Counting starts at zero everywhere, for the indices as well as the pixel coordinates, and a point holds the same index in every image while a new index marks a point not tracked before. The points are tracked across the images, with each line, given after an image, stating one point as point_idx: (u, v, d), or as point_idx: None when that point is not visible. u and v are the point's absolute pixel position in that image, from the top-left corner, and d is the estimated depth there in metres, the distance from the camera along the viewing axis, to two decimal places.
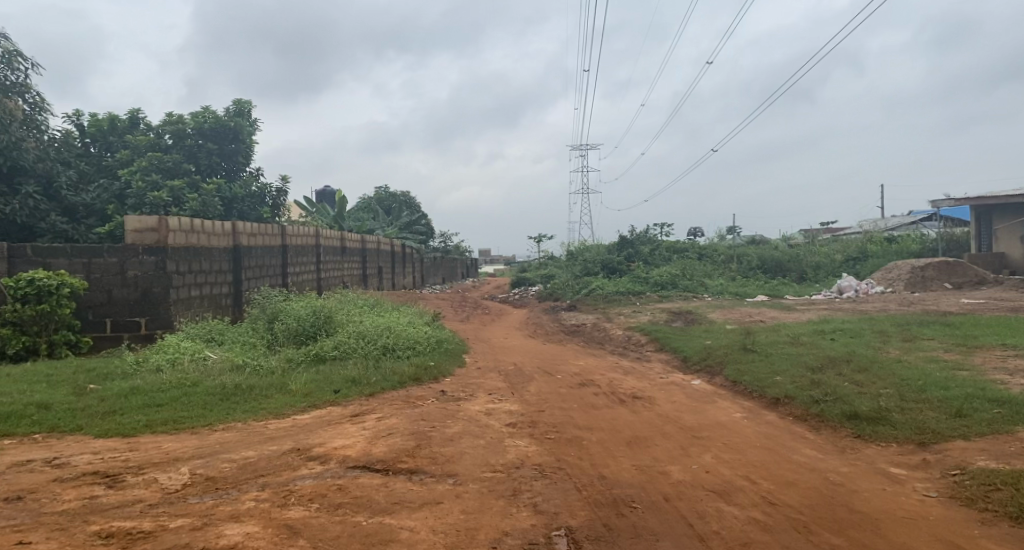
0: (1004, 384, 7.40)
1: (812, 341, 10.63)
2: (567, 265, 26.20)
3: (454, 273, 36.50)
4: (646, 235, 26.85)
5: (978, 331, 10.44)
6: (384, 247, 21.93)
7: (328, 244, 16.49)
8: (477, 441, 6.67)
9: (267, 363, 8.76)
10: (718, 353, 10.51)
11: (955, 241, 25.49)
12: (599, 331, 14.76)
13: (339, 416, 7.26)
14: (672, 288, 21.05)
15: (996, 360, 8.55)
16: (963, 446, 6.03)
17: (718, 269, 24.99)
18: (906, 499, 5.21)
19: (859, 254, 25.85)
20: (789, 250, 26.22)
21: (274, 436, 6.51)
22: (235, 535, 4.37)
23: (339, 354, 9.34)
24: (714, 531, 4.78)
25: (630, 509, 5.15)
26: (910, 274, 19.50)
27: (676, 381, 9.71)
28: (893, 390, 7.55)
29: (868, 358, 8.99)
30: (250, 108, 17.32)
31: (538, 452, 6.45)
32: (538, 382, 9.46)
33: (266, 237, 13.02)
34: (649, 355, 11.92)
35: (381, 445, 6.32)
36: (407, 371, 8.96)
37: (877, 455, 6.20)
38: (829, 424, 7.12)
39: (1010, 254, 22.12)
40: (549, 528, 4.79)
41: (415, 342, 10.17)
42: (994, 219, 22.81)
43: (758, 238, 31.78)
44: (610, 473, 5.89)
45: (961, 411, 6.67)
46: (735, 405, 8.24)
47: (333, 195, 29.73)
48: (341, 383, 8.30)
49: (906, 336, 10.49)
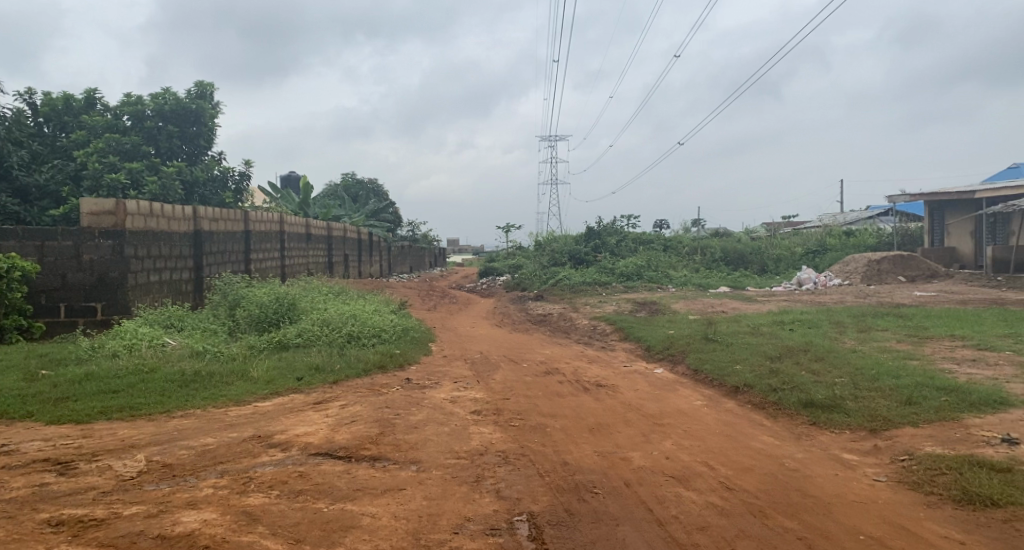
0: (952, 373, 7.66)
1: (772, 332, 10.85)
2: (534, 256, 26.30)
3: (422, 262, 36.34)
4: (613, 226, 27.07)
5: (929, 323, 10.77)
6: (350, 236, 21.70)
7: (293, 230, 16.25)
8: (441, 428, 6.69)
9: (228, 349, 8.63)
10: (680, 343, 10.68)
11: (909, 236, 26.26)
12: (566, 320, 14.87)
13: (301, 404, 7.20)
14: (637, 279, 21.27)
15: (946, 350, 8.84)
16: (912, 432, 6.23)
17: (682, 261, 25.35)
18: (857, 483, 5.39)
19: (818, 248, 26.38)
20: (752, 243, 26.71)
21: (234, 423, 6.43)
22: (192, 522, 4.31)
23: (302, 342, 9.25)
24: (673, 515, 4.88)
25: (592, 494, 5.23)
26: (867, 267, 20.04)
27: (639, 370, 9.84)
28: (848, 379, 7.77)
29: (825, 349, 9.22)
30: (213, 90, 16.89)
31: (502, 439, 6.48)
32: (503, 370, 9.49)
33: (228, 222, 12.78)
34: (614, 344, 12.06)
35: (344, 432, 6.30)
36: (372, 359, 8.93)
37: (831, 441, 6.39)
38: (787, 412, 7.29)
39: (961, 249, 22.82)
40: (511, 513, 4.84)
41: (382, 329, 10.12)
42: (946, 215, 23.55)
43: (721, 232, 32.21)
44: (574, 460, 5.96)
45: (910, 399, 6.89)
46: (696, 394, 8.39)
47: (298, 181, 29.38)
48: (304, 371, 8.23)
49: (861, 327, 10.78)
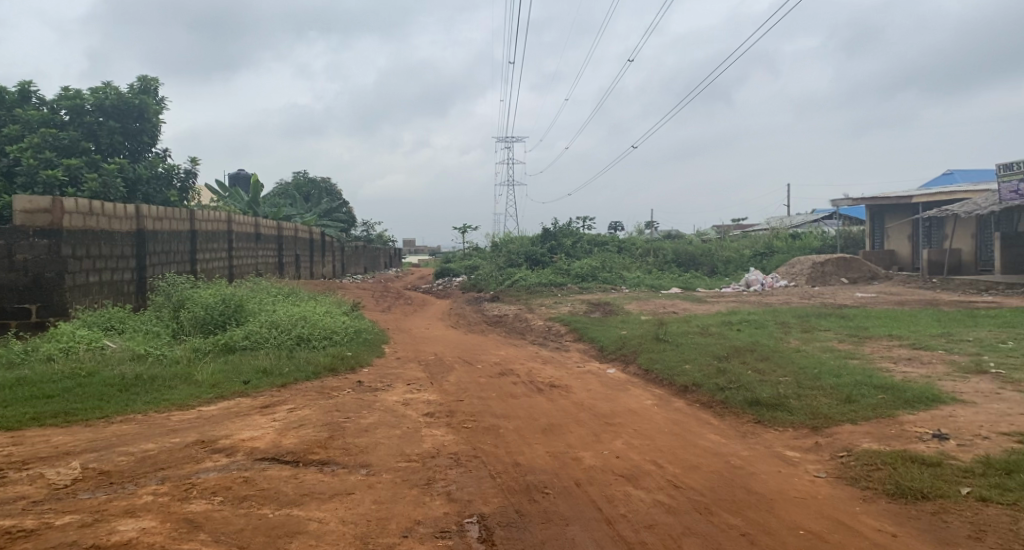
0: (888, 372, 7.95)
1: (720, 332, 11.08)
2: (491, 256, 26.33)
3: (377, 263, 35.98)
4: (569, 228, 27.27)
5: (868, 323, 11.15)
6: (302, 235, 21.34)
7: (241, 230, 15.89)
8: (392, 431, 6.63)
9: (171, 352, 8.39)
10: (632, 343, 10.83)
11: (852, 239, 27.15)
12: (520, 321, 14.92)
13: (248, 408, 7.05)
14: (591, 280, 21.48)
15: (884, 349, 9.18)
16: (851, 430, 6.44)
17: (636, 262, 25.70)
18: (798, 479, 5.55)
19: (766, 250, 26.99)
20: (703, 245, 27.25)
21: (177, 428, 6.26)
22: (129, 531, 4.19)
23: (250, 345, 9.06)
24: (622, 514, 4.94)
25: (542, 495, 5.26)
26: (812, 269, 20.62)
27: (592, 370, 9.94)
28: (791, 378, 7.99)
29: (770, 348, 9.47)
30: (157, 85, 16.39)
31: (455, 441, 6.46)
32: (457, 372, 9.46)
33: (173, 221, 12.42)
34: (568, 345, 12.15)
35: (292, 436, 6.20)
36: (322, 361, 8.80)
37: (774, 439, 6.57)
38: (733, 411, 7.47)
39: (899, 252, 23.67)
40: (461, 515, 4.83)
41: (332, 331, 9.98)
42: (885, 218, 24.45)
43: (673, 234, 32.79)
44: (525, 460, 5.99)
45: (850, 397, 7.13)
46: (647, 393, 8.52)
47: (248, 179, 28.78)
48: (251, 374, 8.06)
49: (805, 327, 11.09)
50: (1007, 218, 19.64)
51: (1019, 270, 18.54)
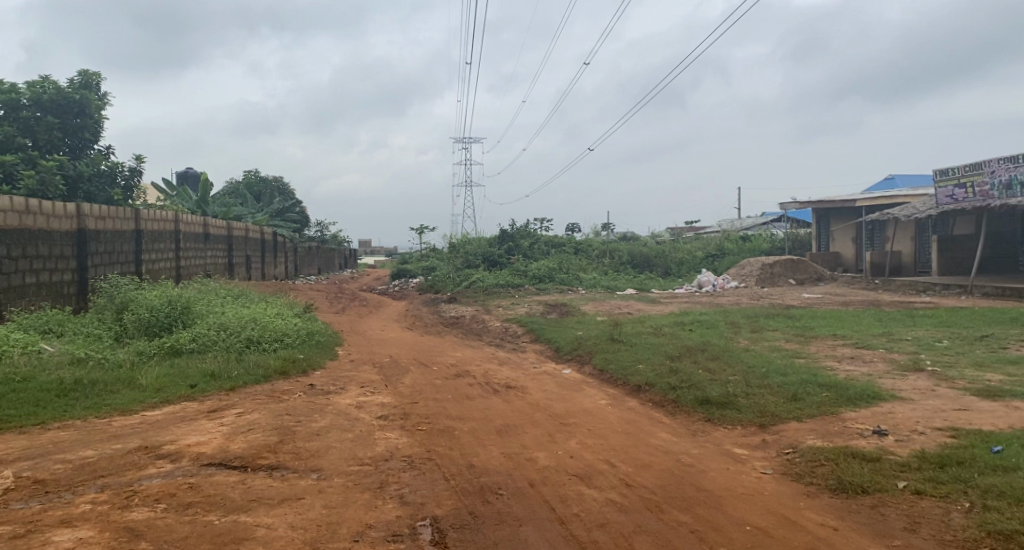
0: (832, 370, 8.20)
1: (673, 332, 11.27)
2: (448, 257, 26.25)
3: (331, 264, 35.47)
4: (526, 229, 27.33)
5: (814, 323, 11.49)
6: (253, 236, 20.90)
7: (189, 229, 15.48)
8: (345, 434, 6.55)
9: (113, 355, 8.11)
10: (587, 344, 10.92)
11: (799, 241, 27.96)
12: (477, 322, 14.92)
13: (194, 412, 6.87)
14: (548, 281, 21.59)
15: (828, 348, 9.47)
16: (796, 426, 6.62)
17: (592, 263, 25.93)
18: (746, 476, 5.68)
19: (718, 251, 27.53)
20: (657, 247, 27.67)
21: (118, 433, 6.06)
22: (64, 542, 4.04)
23: (197, 348, 8.83)
24: (575, 513, 4.98)
25: (496, 496, 5.26)
26: (761, 270, 21.11)
27: (548, 371, 9.99)
28: (740, 377, 8.17)
29: (721, 348, 9.68)
30: (99, 80, 15.84)
31: (408, 444, 6.42)
32: (412, 374, 9.39)
33: (116, 220, 12.03)
34: (524, 346, 12.20)
35: (240, 441, 6.07)
36: (272, 364, 8.63)
37: (724, 437, 6.71)
38: (684, 409, 7.60)
39: (844, 254, 24.43)
40: (414, 518, 4.80)
41: (284, 334, 9.80)
42: (831, 221, 25.22)
43: (629, 236, 33.22)
44: (479, 462, 5.98)
45: (795, 395, 7.32)
46: (601, 393, 8.60)
47: (197, 177, 28.06)
48: (198, 378, 7.86)
49: (754, 327, 11.36)
50: (943, 222, 20.45)
51: (954, 271, 19.31)
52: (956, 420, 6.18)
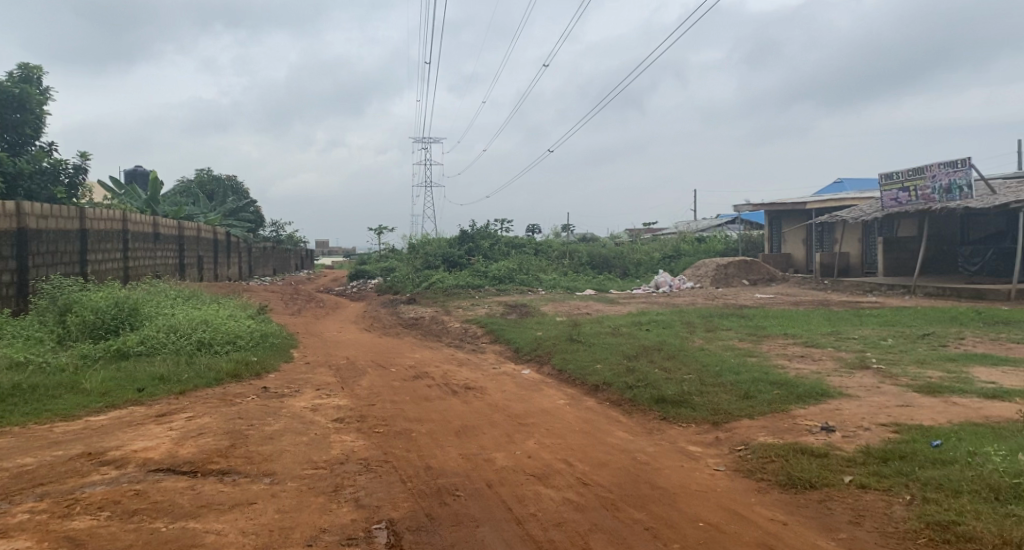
0: (783, 368, 8.41)
1: (631, 332, 11.39)
2: (407, 258, 26.06)
3: (287, 264, 34.83)
4: (486, 230, 27.27)
5: (766, 323, 11.76)
6: (205, 236, 20.41)
7: (138, 229, 15.03)
8: (299, 438, 6.44)
9: (55, 359, 7.82)
10: (547, 344, 10.96)
11: (753, 243, 28.57)
12: (437, 323, 14.84)
13: (142, 417, 6.67)
14: (508, 282, 21.59)
15: (780, 347, 9.70)
16: (748, 424, 6.76)
17: (552, 264, 26.05)
18: (699, 473, 5.78)
19: (674, 252, 27.93)
20: (616, 248, 27.95)
21: (60, 440, 5.85)
22: None
23: (145, 351, 8.58)
24: (532, 513, 4.99)
25: (453, 498, 5.24)
26: (715, 271, 21.50)
27: (507, 371, 9.99)
28: (695, 375, 8.31)
29: (676, 347, 9.82)
30: (40, 74, 15.25)
31: (365, 447, 6.34)
32: (369, 376, 9.29)
33: (59, 219, 11.61)
34: (483, 346, 12.19)
35: (190, 446, 5.91)
36: (224, 367, 8.44)
37: (678, 435, 6.81)
38: (641, 408, 7.70)
39: (794, 255, 25.06)
40: (369, 521, 4.75)
41: (237, 336, 9.60)
42: (783, 223, 25.83)
43: (588, 237, 33.47)
44: (437, 464, 5.94)
45: (747, 393, 7.48)
46: (559, 393, 8.64)
47: (146, 175, 27.26)
48: (146, 381, 7.64)
49: (709, 327, 11.56)
50: (888, 224, 21.15)
51: (898, 272, 19.99)
52: (899, 416, 6.41)
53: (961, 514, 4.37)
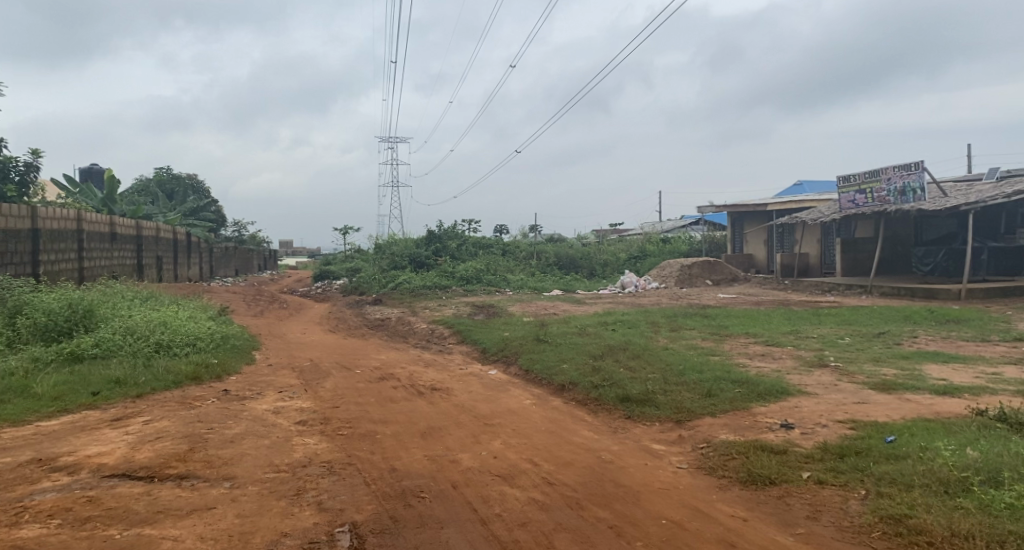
0: (745, 367, 8.55)
1: (597, 332, 11.46)
2: (373, 259, 25.81)
3: (249, 265, 34.21)
4: (453, 231, 27.16)
5: (729, 322, 11.94)
6: (164, 236, 19.94)
7: (93, 229, 14.63)
8: (261, 441, 6.34)
9: (5, 363, 7.56)
10: (513, 344, 10.96)
11: (716, 244, 28.98)
12: (403, 324, 14.73)
13: (96, 421, 6.49)
14: (475, 283, 21.53)
15: (741, 346, 9.86)
16: (710, 422, 6.86)
17: (519, 265, 26.06)
18: (663, 471, 5.85)
19: (640, 253, 28.19)
20: (583, 249, 28.09)
21: (8, 446, 5.65)
22: None
23: (100, 354, 8.35)
24: (496, 513, 4.99)
25: (418, 499, 5.21)
26: (680, 271, 21.76)
27: (474, 372, 9.97)
28: (660, 374, 8.40)
29: (641, 347, 9.92)
30: None
31: (328, 449, 6.27)
32: (334, 378, 9.18)
33: (9, 218, 11.23)
34: (450, 347, 12.14)
35: (147, 450, 5.77)
36: (184, 369, 8.26)
37: (642, 433, 6.88)
38: (606, 407, 7.75)
39: (755, 255, 25.46)
40: (332, 525, 4.69)
41: (197, 338, 9.40)
42: (745, 225, 26.25)
43: (555, 237, 33.53)
44: (401, 465, 5.90)
45: (710, 391, 7.59)
46: (526, 393, 8.66)
47: (102, 174, 26.53)
48: (101, 385, 7.44)
49: (673, 326, 11.70)
50: (846, 226, 21.66)
51: (855, 272, 20.49)
52: (855, 413, 6.56)
53: (912, 507, 4.50)
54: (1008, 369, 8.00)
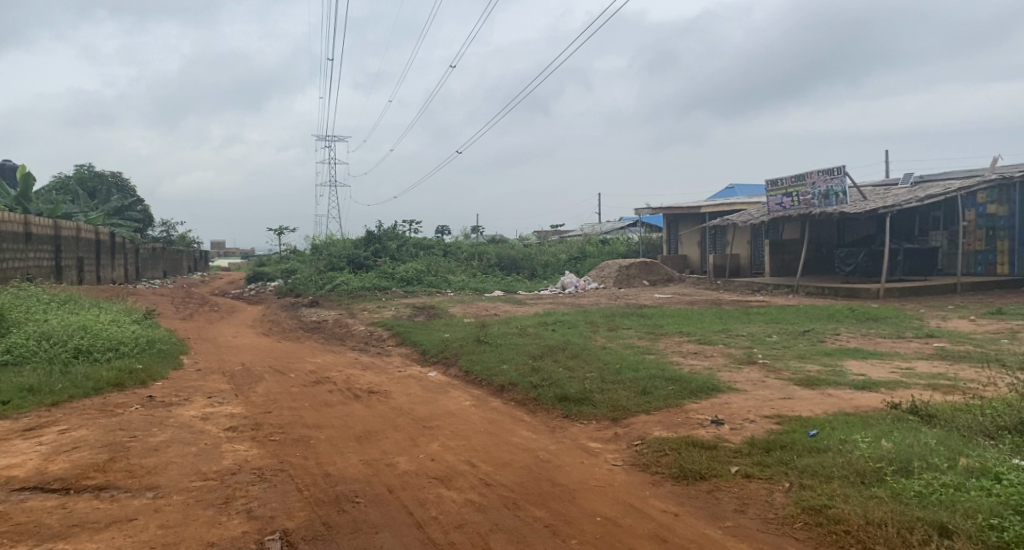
0: (680, 365, 8.75)
1: (537, 332, 11.54)
2: (310, 259, 25.29)
3: (179, 266, 32.98)
4: (393, 231, 26.85)
5: (664, 321, 12.22)
6: (85, 236, 19.03)
7: (5, 228, 13.83)
8: (188, 449, 6.11)
9: None
10: (453, 346, 10.92)
11: (652, 245, 29.61)
12: (341, 326, 14.47)
13: (6, 432, 6.13)
14: (416, 284, 21.35)
15: (676, 344, 10.10)
16: (645, 419, 6.99)
17: (460, 266, 26.00)
18: (598, 469, 5.92)
19: (579, 254, 28.57)
20: (523, 250, 28.25)
21: None
22: None
23: (12, 360, 7.90)
24: (432, 516, 4.94)
25: (352, 504, 5.11)
26: (618, 272, 22.12)
27: (413, 374, 9.88)
28: (597, 373, 8.51)
29: (580, 346, 10.03)
30: None
31: (259, 455, 6.09)
32: (267, 382, 8.94)
33: None
34: (389, 349, 11.99)
35: (62, 461, 5.49)
36: (105, 376, 7.90)
37: (579, 432, 6.95)
38: (544, 407, 7.81)
39: (690, 256, 26.17)
40: (262, 533, 4.56)
41: (119, 342, 9.00)
42: (680, 226, 26.91)
43: (496, 238, 33.60)
44: (336, 471, 5.79)
45: (645, 389, 7.74)
46: (465, 394, 8.63)
47: (16, 171, 25.14)
48: (13, 393, 7.03)
49: (611, 326, 11.89)
50: (774, 228, 22.47)
51: (783, 272, 21.29)
52: (781, 408, 6.81)
53: (832, 498, 4.68)
54: (920, 364, 8.46)
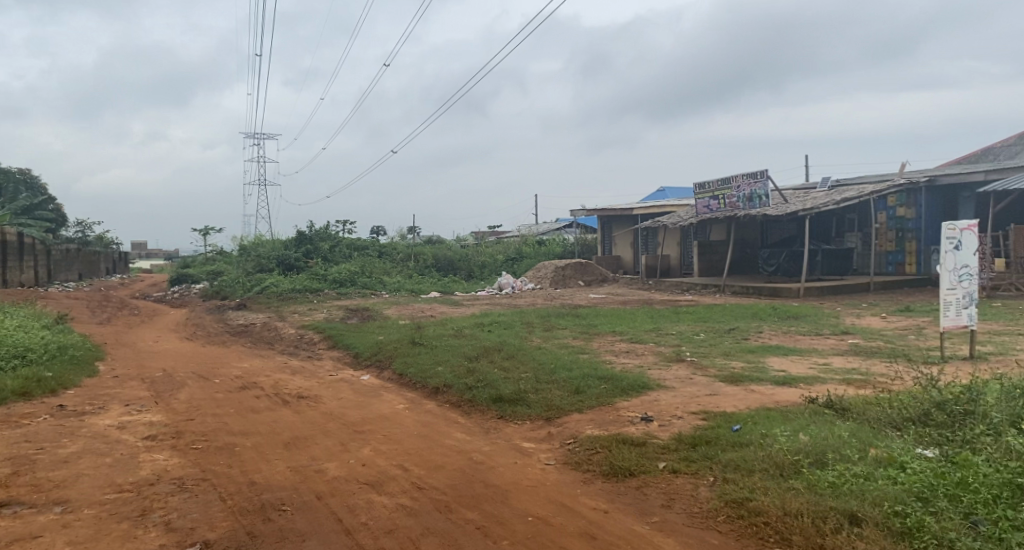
0: (612, 363, 8.88)
1: (472, 333, 11.49)
2: (238, 260, 24.48)
3: (95, 267, 31.32)
4: (326, 231, 26.29)
5: (598, 321, 12.37)
6: None
7: None
8: (102, 459, 5.80)
9: None
10: (387, 348, 10.76)
11: (587, 246, 30.00)
12: (269, 330, 14.06)
13: None
14: (349, 286, 20.96)
15: (609, 344, 10.24)
16: (578, 418, 7.06)
17: (395, 267, 25.70)
18: (531, 469, 5.93)
19: (516, 255, 28.68)
20: (460, 250, 28.13)
21: None
22: None
23: None
24: (362, 522, 4.85)
25: (278, 513, 4.96)
26: (554, 272, 22.32)
27: (344, 378, 9.68)
28: (531, 374, 8.54)
29: (515, 347, 10.04)
30: None
31: (179, 465, 5.84)
32: (190, 388, 8.59)
33: None
34: (320, 353, 11.72)
35: None
36: (9, 385, 7.41)
37: (513, 432, 6.96)
38: (479, 408, 7.78)
39: (623, 257, 26.65)
40: (181, 546, 4.36)
41: (26, 349, 8.47)
42: (614, 227, 27.35)
43: (432, 239, 33.36)
44: (262, 478, 5.60)
45: (578, 388, 7.81)
46: (398, 397, 8.52)
47: None
48: None
49: (546, 326, 11.96)
50: (703, 229, 23.11)
51: (711, 272, 21.92)
52: (708, 404, 6.99)
53: (753, 491, 4.84)
54: (836, 360, 8.85)
